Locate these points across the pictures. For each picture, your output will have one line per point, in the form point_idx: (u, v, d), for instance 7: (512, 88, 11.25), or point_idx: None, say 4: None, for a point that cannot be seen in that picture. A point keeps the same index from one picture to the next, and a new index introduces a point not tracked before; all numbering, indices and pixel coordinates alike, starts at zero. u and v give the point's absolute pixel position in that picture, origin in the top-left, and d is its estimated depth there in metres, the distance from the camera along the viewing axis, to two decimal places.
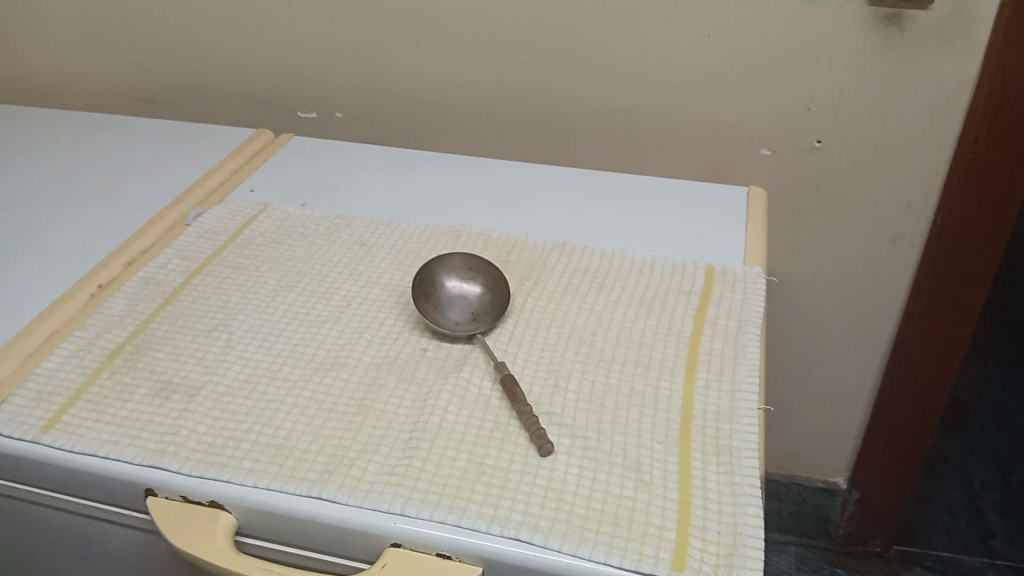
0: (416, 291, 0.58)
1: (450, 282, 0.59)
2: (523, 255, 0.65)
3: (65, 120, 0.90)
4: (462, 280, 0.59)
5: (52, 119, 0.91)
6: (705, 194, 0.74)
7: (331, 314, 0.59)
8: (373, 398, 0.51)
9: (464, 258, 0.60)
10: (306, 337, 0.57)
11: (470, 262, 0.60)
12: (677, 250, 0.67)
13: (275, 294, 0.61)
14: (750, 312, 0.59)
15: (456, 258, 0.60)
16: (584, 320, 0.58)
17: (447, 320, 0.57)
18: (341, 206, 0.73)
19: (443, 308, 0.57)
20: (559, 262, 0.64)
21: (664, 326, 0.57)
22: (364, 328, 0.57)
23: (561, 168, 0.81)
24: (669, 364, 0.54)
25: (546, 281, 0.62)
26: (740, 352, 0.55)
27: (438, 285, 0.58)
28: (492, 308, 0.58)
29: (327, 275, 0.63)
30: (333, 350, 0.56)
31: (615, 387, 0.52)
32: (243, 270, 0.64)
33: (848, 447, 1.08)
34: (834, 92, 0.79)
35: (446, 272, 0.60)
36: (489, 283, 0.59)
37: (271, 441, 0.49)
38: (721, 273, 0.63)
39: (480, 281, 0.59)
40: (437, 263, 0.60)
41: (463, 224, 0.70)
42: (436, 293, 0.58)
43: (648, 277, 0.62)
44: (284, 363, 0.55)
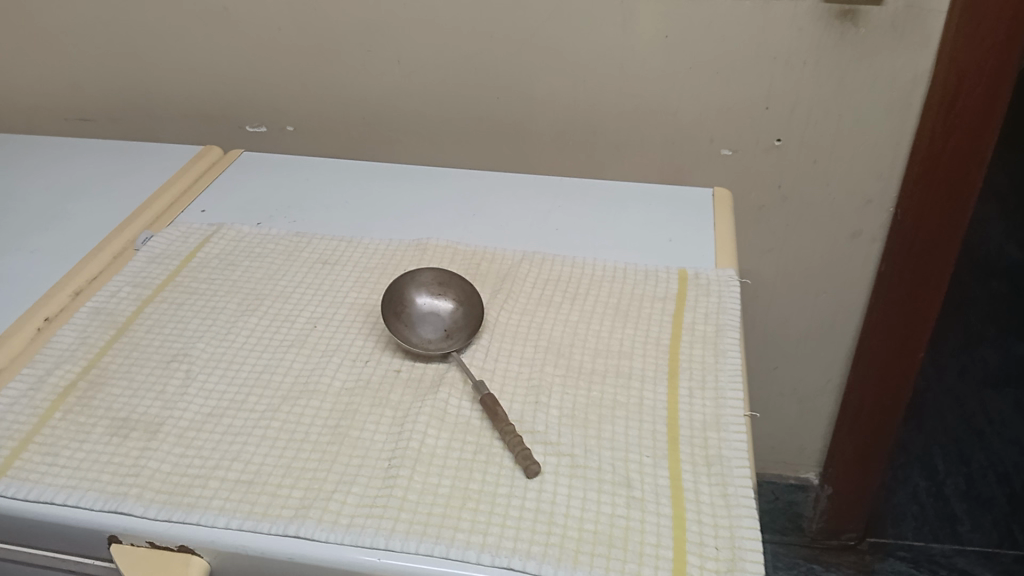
0: (385, 309, 0.56)
1: (420, 298, 0.56)
2: (492, 268, 0.63)
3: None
4: (433, 296, 0.57)
5: None
6: (672, 199, 0.73)
7: (297, 337, 0.56)
8: (348, 425, 0.49)
9: (434, 276, 0.58)
10: (273, 363, 0.54)
11: (439, 279, 0.58)
12: (648, 255, 0.65)
13: (235, 319, 0.58)
14: (727, 315, 0.58)
15: (426, 275, 0.58)
16: (558, 333, 0.57)
17: (420, 340, 0.55)
18: (300, 224, 0.70)
19: (417, 328, 0.55)
20: (531, 272, 0.63)
21: (642, 333, 0.56)
22: (332, 350, 0.55)
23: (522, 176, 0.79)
24: (650, 373, 0.53)
25: (519, 293, 0.60)
26: (721, 357, 0.54)
27: (409, 302, 0.56)
28: (466, 326, 0.56)
29: (290, 296, 0.61)
30: (302, 376, 0.53)
31: (597, 400, 0.51)
32: (201, 295, 0.61)
33: (815, 442, 1.09)
34: (791, 90, 0.79)
35: (417, 289, 0.57)
36: (463, 299, 0.57)
37: (243, 476, 0.46)
38: (695, 277, 0.62)
39: (453, 298, 0.57)
40: (406, 281, 0.57)
41: (429, 236, 0.68)
42: (408, 312, 0.56)
43: (622, 284, 0.61)
44: (250, 393, 0.52)
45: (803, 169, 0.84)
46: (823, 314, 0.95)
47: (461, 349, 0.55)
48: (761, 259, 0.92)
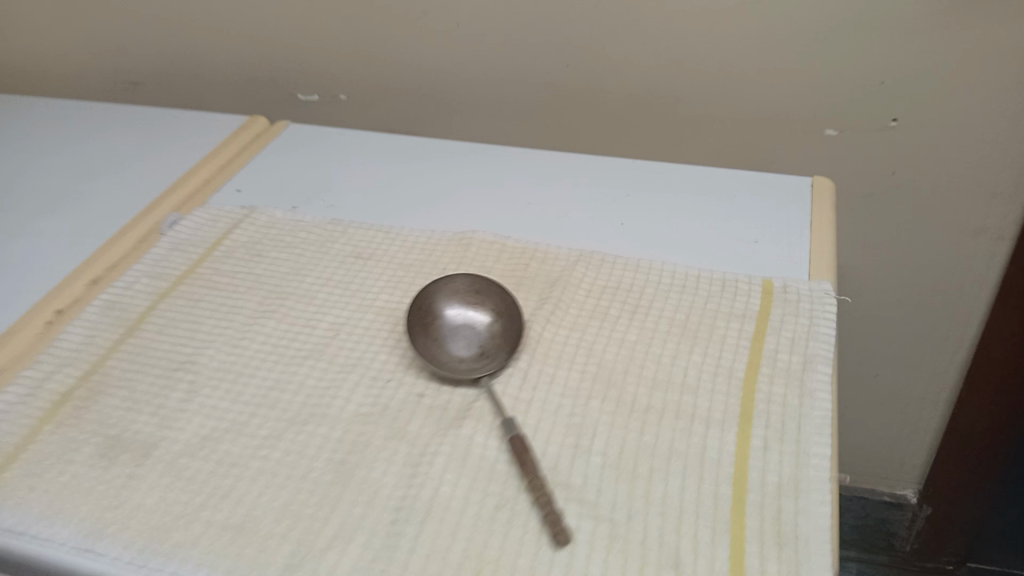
0: (410, 323, 0.49)
1: (451, 310, 0.49)
2: (543, 270, 0.55)
3: (45, 112, 0.82)
4: (464, 308, 0.49)
5: (30, 109, 0.83)
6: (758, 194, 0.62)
7: (314, 347, 0.50)
8: (355, 462, 0.43)
9: (469, 284, 0.51)
10: (283, 378, 0.48)
11: (475, 288, 0.50)
12: (727, 261, 0.56)
13: (251, 320, 0.53)
14: (818, 344, 0.48)
15: (461, 282, 0.51)
16: (611, 356, 0.48)
17: (449, 361, 0.47)
18: (336, 209, 0.64)
19: (447, 345, 0.48)
20: (587, 276, 0.54)
21: (711, 362, 0.47)
22: (351, 366, 0.48)
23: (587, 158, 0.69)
24: (718, 415, 0.44)
25: (569, 303, 0.52)
26: (807, 400, 0.45)
27: (438, 314, 0.49)
28: (503, 345, 0.48)
29: (314, 295, 0.54)
30: (313, 396, 0.47)
31: (649, 447, 0.42)
32: (219, 291, 0.55)
33: (917, 458, 0.97)
34: (912, 62, 0.67)
35: (449, 299, 0.50)
36: (501, 312, 0.49)
37: (231, 520, 0.40)
38: (782, 290, 0.52)
39: (489, 310, 0.49)
40: (437, 288, 0.50)
41: (475, 229, 0.60)
42: (437, 327, 0.48)
43: (693, 296, 0.52)
44: (253, 415, 0.46)
45: (922, 153, 0.72)
46: (936, 317, 0.83)
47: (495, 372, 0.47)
48: (864, 255, 0.80)
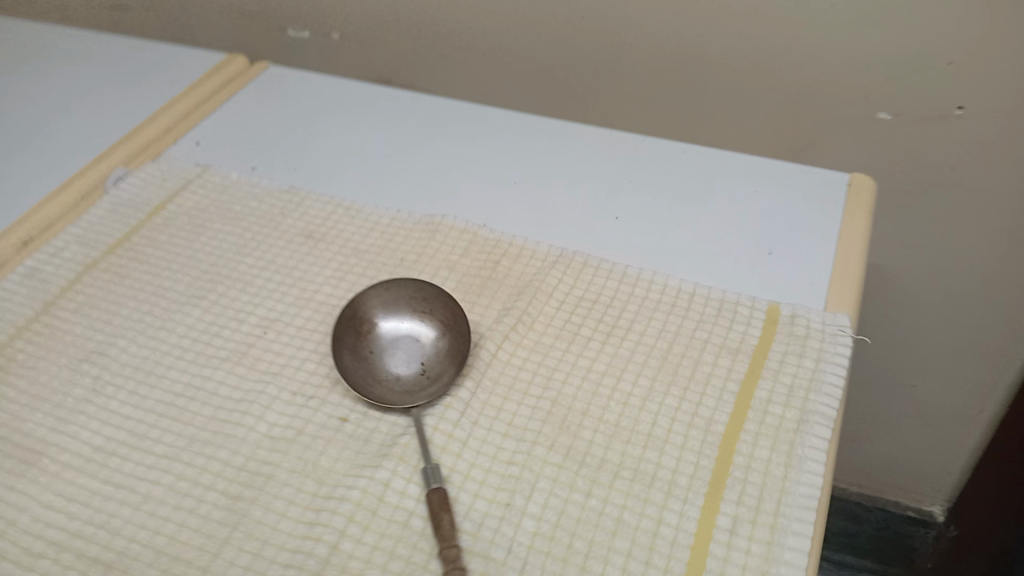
0: (338, 335, 0.42)
1: (389, 323, 0.42)
2: (514, 271, 0.47)
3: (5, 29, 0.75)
4: (404, 322, 0.42)
5: None
6: (781, 192, 0.53)
7: (237, 347, 0.44)
8: (252, 499, 0.37)
9: (416, 292, 0.43)
10: (194, 383, 0.42)
11: (421, 298, 0.43)
12: (730, 275, 0.47)
13: (175, 308, 0.47)
14: (820, 396, 0.40)
15: (406, 288, 0.43)
16: (571, 391, 0.41)
17: (376, 388, 0.41)
18: (299, 174, 0.57)
19: (375, 369, 0.41)
20: (562, 283, 0.47)
21: (688, 409, 0.40)
22: (273, 375, 0.42)
23: (592, 130, 0.61)
24: (683, 480, 0.37)
25: (535, 316, 0.45)
26: (794, 470, 0.37)
27: (373, 327, 0.42)
28: (441, 374, 0.41)
29: (249, 281, 0.48)
30: (225, 408, 0.41)
31: (593, 515, 0.36)
32: (151, 267, 0.49)
33: (948, 475, 0.88)
34: (988, 41, 0.56)
35: (389, 309, 0.43)
36: (448, 330, 0.42)
37: (103, 556, 0.35)
38: (788, 319, 0.44)
39: (433, 327, 0.42)
40: (378, 293, 0.43)
41: (446, 213, 0.52)
42: (368, 344, 0.42)
43: (682, 319, 0.44)
44: (153, 426, 0.40)
45: (988, 148, 0.61)
46: (982, 332, 0.73)
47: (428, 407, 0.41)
48: (905, 259, 0.70)
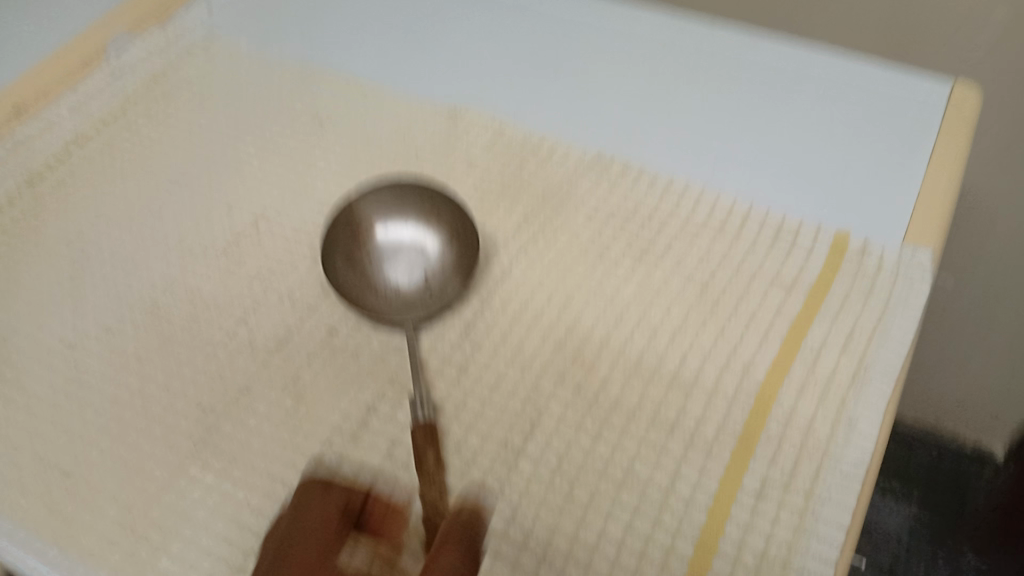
0: (330, 237, 0.38)
1: (387, 228, 0.38)
2: (542, 174, 0.42)
3: None
4: (405, 228, 0.38)
5: None
6: (871, 96, 0.44)
7: (226, 242, 0.40)
8: (224, 411, 0.33)
9: (420, 195, 0.38)
10: (177, 279, 0.38)
11: (426, 203, 0.38)
12: (795, 194, 0.40)
13: (166, 193, 0.42)
14: (884, 345, 0.34)
15: (410, 190, 0.39)
16: (590, 319, 0.36)
17: (368, 298, 0.36)
18: (313, 43, 0.50)
19: (368, 278, 0.37)
20: (595, 191, 0.41)
21: (725, 349, 0.34)
22: (262, 276, 0.38)
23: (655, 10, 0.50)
24: (710, 433, 0.32)
25: (558, 230, 0.39)
26: (843, 431, 0.31)
27: (369, 231, 0.38)
28: (442, 289, 0.36)
29: (248, 168, 0.43)
30: (206, 309, 0.37)
31: (601, 463, 0.31)
32: (145, 146, 0.45)
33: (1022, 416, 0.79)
34: None
35: (388, 212, 0.38)
36: (453, 241, 0.38)
37: (60, 459, 0.32)
38: (857, 251, 0.37)
39: (436, 237, 0.38)
40: (377, 194, 0.39)
41: (472, 100, 0.46)
42: (363, 251, 0.38)
43: (730, 243, 0.38)
44: (128, 322, 0.37)
45: None
46: None
47: (428, 323, 0.36)
48: (1002, 186, 0.60)
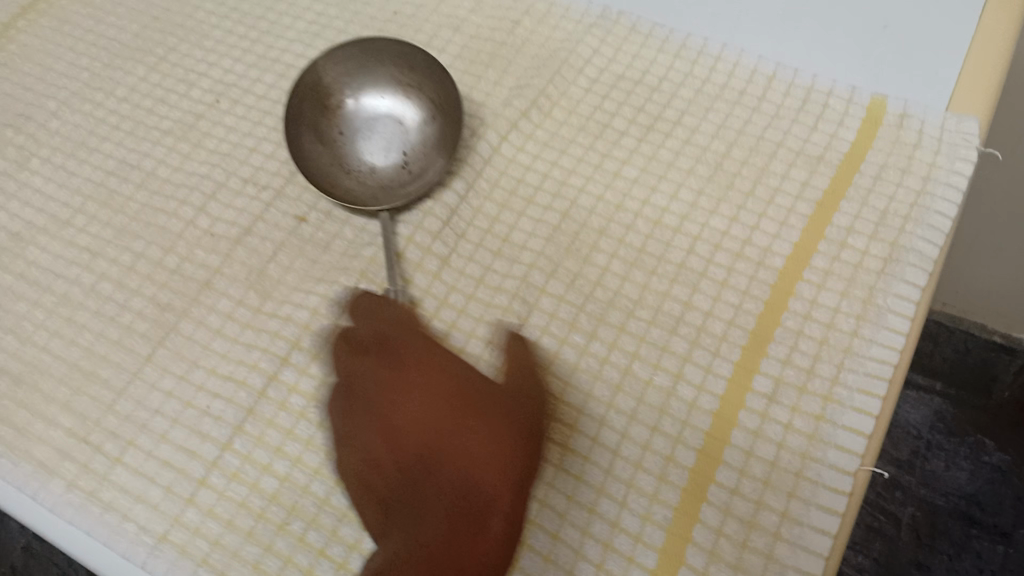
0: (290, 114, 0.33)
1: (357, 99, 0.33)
2: (537, 34, 0.37)
3: None
4: (381, 99, 0.33)
5: None
6: None
7: (184, 119, 0.35)
8: (183, 310, 0.30)
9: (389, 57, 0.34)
10: (129, 162, 0.34)
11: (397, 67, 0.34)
12: (825, 55, 0.35)
13: (115, 65, 0.38)
14: (922, 228, 0.30)
15: (380, 52, 0.34)
16: (588, 203, 0.32)
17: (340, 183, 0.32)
18: None
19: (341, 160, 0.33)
20: (597, 54, 0.36)
21: (740, 236, 0.30)
22: (223, 158, 0.34)
23: None
24: (718, 330, 0.28)
25: (554, 101, 0.35)
26: (869, 326, 0.28)
27: (340, 103, 0.33)
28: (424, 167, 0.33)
29: (206, 34, 0.38)
30: (162, 196, 0.33)
31: (595, 364, 0.28)
32: (91, 9, 0.40)
33: None
34: None
35: (357, 81, 0.34)
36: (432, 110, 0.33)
37: (11, 366, 0.30)
38: (896, 120, 0.32)
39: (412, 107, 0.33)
40: (341, 61, 0.34)
41: None
42: (332, 127, 0.33)
43: (751, 114, 0.33)
44: (77, 212, 0.33)
45: None
46: None
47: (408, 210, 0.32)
48: None
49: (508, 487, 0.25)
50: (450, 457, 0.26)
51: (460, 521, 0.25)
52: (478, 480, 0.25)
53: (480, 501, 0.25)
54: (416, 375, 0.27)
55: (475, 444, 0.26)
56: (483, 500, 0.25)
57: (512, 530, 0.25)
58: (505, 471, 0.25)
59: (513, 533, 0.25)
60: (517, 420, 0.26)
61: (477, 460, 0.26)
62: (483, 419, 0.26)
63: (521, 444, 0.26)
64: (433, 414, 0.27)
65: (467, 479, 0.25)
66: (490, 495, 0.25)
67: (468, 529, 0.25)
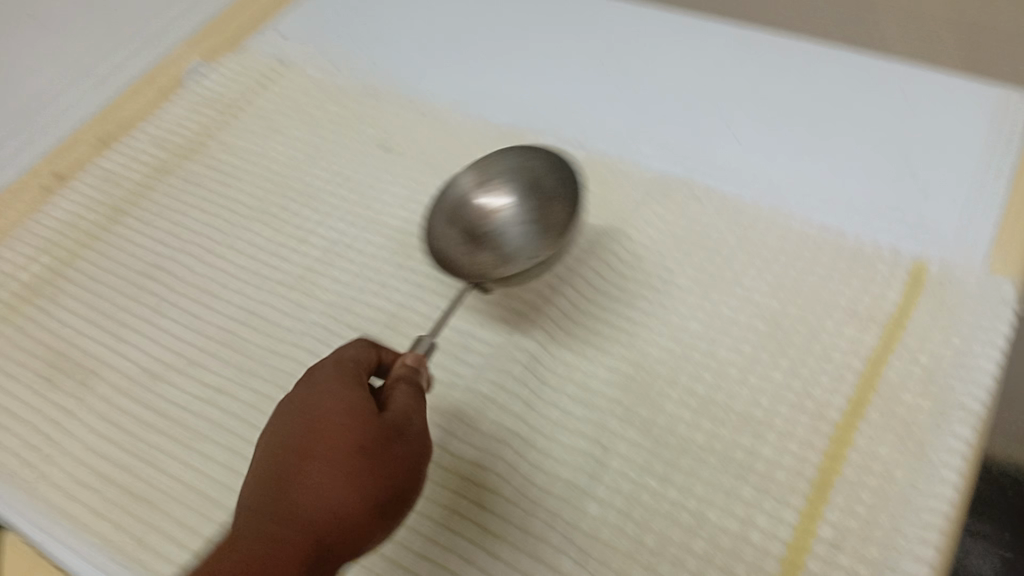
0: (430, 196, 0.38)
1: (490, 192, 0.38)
2: (609, 199, 0.41)
3: None
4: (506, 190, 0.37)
5: None
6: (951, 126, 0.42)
7: (297, 271, 0.40)
8: None
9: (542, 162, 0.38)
10: (249, 310, 0.39)
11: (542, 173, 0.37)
12: (869, 221, 0.39)
13: (238, 223, 0.43)
14: (969, 387, 0.32)
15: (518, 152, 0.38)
16: (658, 354, 0.35)
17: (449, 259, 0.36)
18: (380, 73, 0.50)
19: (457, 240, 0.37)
20: (663, 218, 0.40)
21: (800, 389, 0.33)
22: (333, 306, 0.39)
23: (718, 36, 0.48)
24: (782, 477, 0.31)
25: (622, 258, 0.39)
26: (924, 480, 0.30)
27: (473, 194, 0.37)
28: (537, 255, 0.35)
29: (318, 197, 0.44)
30: (278, 341, 0.38)
31: (669, 507, 0.31)
32: (220, 175, 0.46)
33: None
34: None
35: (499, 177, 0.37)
36: (562, 210, 0.36)
37: (146, 494, 0.33)
38: (937, 282, 0.36)
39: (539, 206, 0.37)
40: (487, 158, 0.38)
41: (537, 125, 0.46)
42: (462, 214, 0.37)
43: (805, 273, 0.37)
44: (202, 356, 0.38)
45: None
46: None
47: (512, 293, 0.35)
48: None
49: (327, 516, 0.26)
50: (296, 469, 0.27)
51: (269, 532, 0.26)
52: (306, 501, 0.26)
53: (298, 520, 0.26)
54: (319, 396, 0.29)
55: (319, 462, 0.27)
56: (302, 522, 0.26)
57: (314, 557, 0.26)
58: (331, 500, 0.26)
59: (314, 561, 0.25)
60: (370, 455, 0.27)
61: (313, 480, 0.27)
62: (340, 443, 0.27)
63: (358, 481, 0.27)
64: (306, 423, 0.28)
65: (299, 504, 0.26)
66: (309, 518, 0.26)
67: (273, 540, 0.26)
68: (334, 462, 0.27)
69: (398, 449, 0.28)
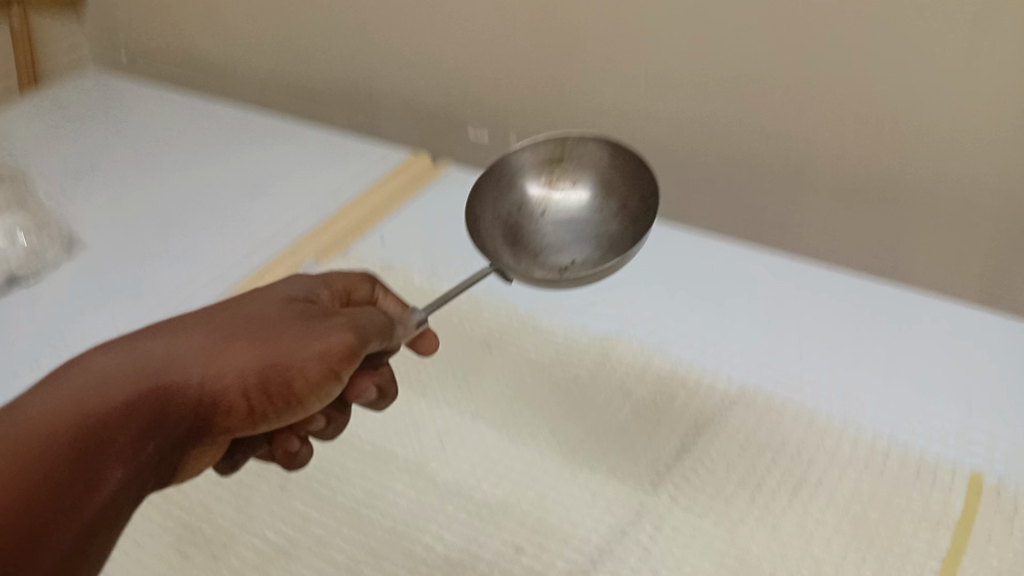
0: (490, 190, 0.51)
1: (554, 192, 0.51)
2: (693, 404, 0.47)
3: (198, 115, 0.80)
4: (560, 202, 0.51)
5: (190, 112, 0.80)
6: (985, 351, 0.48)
7: (416, 458, 0.45)
8: None
9: (604, 178, 0.51)
10: (374, 494, 0.43)
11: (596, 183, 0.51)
12: (928, 434, 0.44)
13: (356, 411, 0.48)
14: None
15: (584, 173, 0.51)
16: (755, 547, 0.39)
17: (513, 257, 0.49)
18: (476, 279, 0.57)
19: (514, 240, 0.50)
20: (744, 422, 0.45)
21: None
22: (451, 492, 0.43)
23: (770, 264, 0.56)
24: None
25: (713, 457, 0.43)
26: None
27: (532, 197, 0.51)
28: (597, 261, 0.48)
29: (429, 388, 0.49)
30: (403, 523, 0.42)
31: None
32: None
33: None
34: None
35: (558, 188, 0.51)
36: (613, 223, 0.50)
37: None
38: (996, 491, 0.41)
39: (598, 215, 0.50)
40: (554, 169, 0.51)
41: (627, 327, 0.52)
42: (522, 223, 0.51)
43: (876, 478, 0.42)
44: (335, 533, 0.42)
45: None
46: None
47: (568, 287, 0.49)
48: None
49: (206, 376, 0.35)
50: (213, 338, 0.36)
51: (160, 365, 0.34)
52: (203, 359, 0.35)
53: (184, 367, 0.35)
54: (264, 310, 0.39)
55: (230, 343, 0.36)
56: (188, 370, 0.35)
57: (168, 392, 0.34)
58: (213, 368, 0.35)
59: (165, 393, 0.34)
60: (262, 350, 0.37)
61: (217, 350, 0.36)
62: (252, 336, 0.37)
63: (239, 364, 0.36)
64: (244, 317, 0.38)
65: (194, 358, 0.35)
66: (197, 372, 0.35)
67: (159, 369, 0.34)
68: (237, 347, 0.36)
69: (296, 337, 0.37)
